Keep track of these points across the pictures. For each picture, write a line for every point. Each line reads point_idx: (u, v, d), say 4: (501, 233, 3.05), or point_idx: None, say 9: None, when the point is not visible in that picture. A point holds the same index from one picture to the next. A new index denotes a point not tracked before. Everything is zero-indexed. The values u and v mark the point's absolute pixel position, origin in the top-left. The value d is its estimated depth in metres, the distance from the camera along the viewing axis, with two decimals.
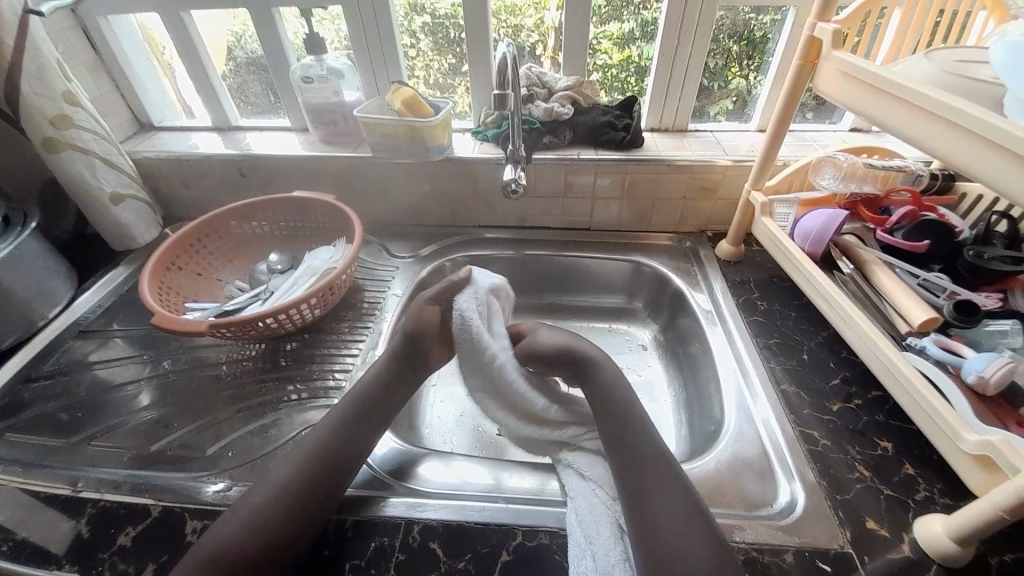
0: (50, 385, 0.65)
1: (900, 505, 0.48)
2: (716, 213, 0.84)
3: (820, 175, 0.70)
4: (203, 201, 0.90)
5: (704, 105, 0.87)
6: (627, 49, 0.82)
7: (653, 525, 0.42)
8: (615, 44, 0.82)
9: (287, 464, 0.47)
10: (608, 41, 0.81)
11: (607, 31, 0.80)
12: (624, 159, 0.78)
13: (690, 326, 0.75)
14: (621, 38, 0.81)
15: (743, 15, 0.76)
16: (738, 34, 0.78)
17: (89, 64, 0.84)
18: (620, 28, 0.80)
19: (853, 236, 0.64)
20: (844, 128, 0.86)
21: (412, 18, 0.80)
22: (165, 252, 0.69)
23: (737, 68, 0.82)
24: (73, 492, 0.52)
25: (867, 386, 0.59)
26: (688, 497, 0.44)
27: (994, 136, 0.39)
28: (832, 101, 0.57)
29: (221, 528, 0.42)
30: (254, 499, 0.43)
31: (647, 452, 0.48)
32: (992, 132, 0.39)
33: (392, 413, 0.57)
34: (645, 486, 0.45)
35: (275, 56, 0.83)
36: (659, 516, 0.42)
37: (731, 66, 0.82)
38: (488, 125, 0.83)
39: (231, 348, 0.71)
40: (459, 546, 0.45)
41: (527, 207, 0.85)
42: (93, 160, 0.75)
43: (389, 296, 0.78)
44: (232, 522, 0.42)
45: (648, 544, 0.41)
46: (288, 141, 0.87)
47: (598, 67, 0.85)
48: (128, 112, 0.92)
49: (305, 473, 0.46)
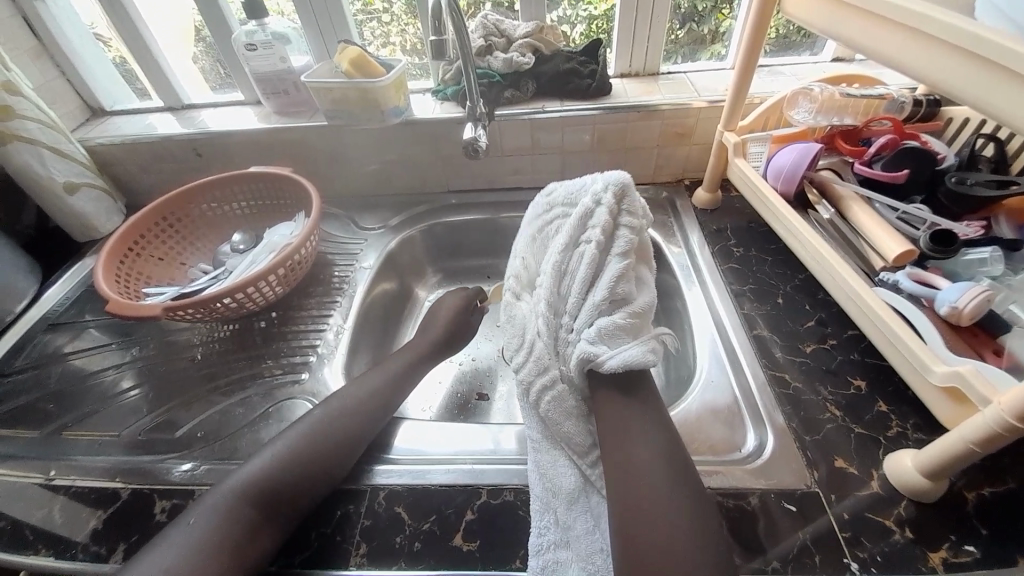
0: (24, 379, 0.66)
1: (872, 442, 0.47)
2: (692, 160, 0.80)
3: (795, 109, 0.67)
4: (164, 184, 0.88)
5: (698, 53, 0.83)
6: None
7: (626, 477, 0.40)
8: None
9: (277, 448, 0.46)
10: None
11: None
12: (592, 108, 0.74)
13: (667, 281, 0.73)
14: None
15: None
16: None
17: (28, 49, 0.80)
18: None
19: (829, 171, 0.61)
20: (825, 59, 0.81)
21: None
22: (122, 238, 0.67)
23: (727, 8, 0.77)
24: (47, 479, 0.54)
25: (844, 326, 0.58)
26: (663, 451, 0.41)
27: (961, 41, 0.36)
28: (809, 26, 0.52)
29: (203, 510, 0.41)
30: (238, 484, 0.43)
31: (613, 407, 0.44)
32: (956, 36, 0.36)
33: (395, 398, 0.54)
34: (612, 439, 0.42)
35: (219, 26, 0.78)
36: (629, 469, 0.40)
37: (721, 7, 0.77)
38: (447, 82, 0.79)
39: (200, 330, 0.70)
40: (425, 509, 0.45)
41: (496, 168, 0.82)
42: (40, 149, 0.72)
43: (358, 270, 0.76)
44: (212, 502, 0.42)
45: (625, 502, 0.39)
46: (243, 115, 0.84)
47: (583, 19, 0.80)
48: (77, 98, 0.88)
49: (294, 458, 0.45)
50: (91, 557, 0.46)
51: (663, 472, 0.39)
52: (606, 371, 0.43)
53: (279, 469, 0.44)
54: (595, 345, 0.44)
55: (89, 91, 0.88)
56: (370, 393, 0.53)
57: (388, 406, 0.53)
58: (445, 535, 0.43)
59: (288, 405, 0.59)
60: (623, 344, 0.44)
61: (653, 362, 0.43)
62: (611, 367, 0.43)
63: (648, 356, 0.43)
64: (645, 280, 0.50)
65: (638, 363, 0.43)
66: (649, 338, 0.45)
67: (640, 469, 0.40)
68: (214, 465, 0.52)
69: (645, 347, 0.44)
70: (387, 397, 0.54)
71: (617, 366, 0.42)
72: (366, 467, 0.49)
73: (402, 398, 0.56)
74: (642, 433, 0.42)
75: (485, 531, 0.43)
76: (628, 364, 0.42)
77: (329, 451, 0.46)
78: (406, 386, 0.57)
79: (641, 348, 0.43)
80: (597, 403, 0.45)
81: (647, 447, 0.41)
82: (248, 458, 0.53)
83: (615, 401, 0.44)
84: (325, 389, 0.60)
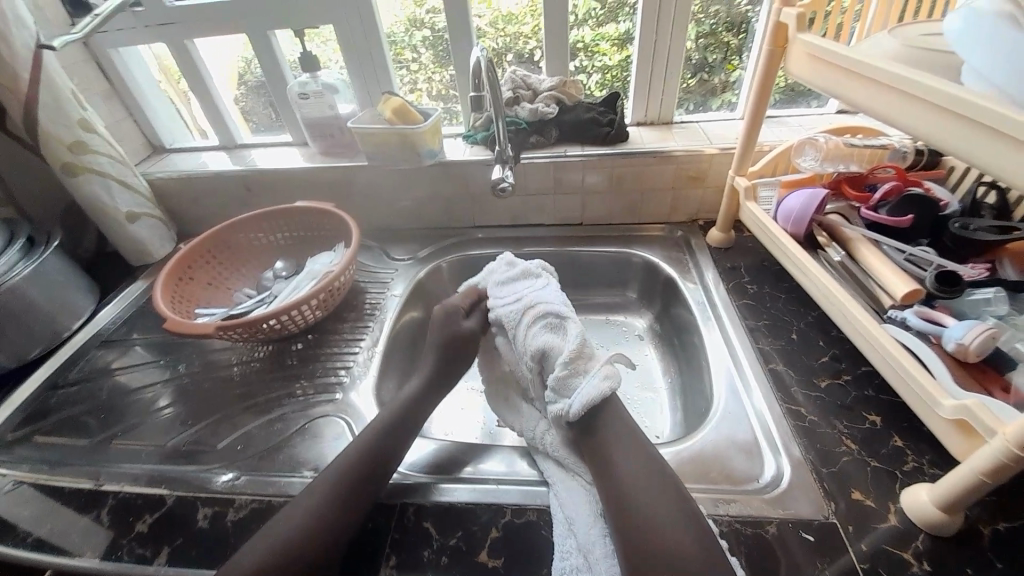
0: (75, 391, 0.70)
1: (888, 475, 0.49)
2: (706, 202, 0.85)
3: (802, 156, 0.71)
4: (213, 215, 0.95)
5: (710, 99, 0.88)
6: (628, 48, 0.83)
7: (623, 498, 0.44)
8: (614, 45, 0.84)
9: (315, 488, 0.47)
10: (608, 41, 0.83)
11: (604, 33, 0.82)
12: (610, 153, 0.80)
13: (683, 315, 0.76)
14: (621, 38, 0.83)
15: (738, 7, 0.78)
16: (738, 27, 0.80)
17: (102, 93, 0.90)
18: (617, 29, 0.82)
19: (837, 215, 0.65)
20: (831, 111, 0.86)
21: (414, 33, 0.84)
22: (177, 263, 0.74)
23: (737, 60, 0.84)
24: (96, 485, 0.57)
25: (857, 362, 0.60)
26: (654, 475, 0.45)
27: (950, 103, 0.40)
28: (809, 84, 0.57)
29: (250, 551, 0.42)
30: (286, 525, 0.44)
31: (605, 436, 0.49)
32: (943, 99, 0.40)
33: (421, 418, 0.58)
34: (609, 467, 0.47)
35: (275, 76, 0.88)
36: (630, 491, 0.44)
37: (731, 59, 0.84)
38: (477, 128, 0.86)
39: (240, 350, 0.74)
40: (452, 524, 0.47)
41: (520, 206, 0.88)
42: (109, 182, 0.80)
43: (389, 298, 0.81)
44: (257, 546, 0.42)
45: (625, 518, 0.43)
46: (290, 154, 0.92)
47: (598, 69, 0.88)
48: (141, 137, 0.97)
49: (332, 493, 0.46)
50: (136, 560, 0.48)
51: (663, 495, 0.43)
52: (575, 419, 0.50)
53: (321, 507, 0.45)
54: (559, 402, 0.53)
55: (153, 131, 0.97)
56: (398, 420, 0.55)
57: (411, 432, 0.55)
58: (471, 551, 0.45)
59: (321, 423, 0.62)
60: (578, 388, 0.52)
61: (610, 388, 0.51)
62: (576, 413, 0.50)
63: (601, 390, 0.51)
64: (569, 325, 0.59)
65: (596, 399, 0.50)
66: (596, 373, 0.52)
67: (637, 494, 0.44)
68: (252, 476, 0.55)
69: (598, 380, 0.51)
70: (411, 425, 0.56)
71: (580, 411, 0.50)
72: (397, 483, 0.52)
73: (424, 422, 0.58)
74: (637, 456, 0.47)
75: (509, 549, 0.45)
76: (585, 404, 0.50)
77: (363, 484, 0.48)
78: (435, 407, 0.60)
79: (594, 386, 0.51)
80: (592, 436, 0.50)
81: (634, 465, 0.46)
82: (283, 472, 0.56)
83: (608, 430, 0.50)
84: (356, 410, 0.64)
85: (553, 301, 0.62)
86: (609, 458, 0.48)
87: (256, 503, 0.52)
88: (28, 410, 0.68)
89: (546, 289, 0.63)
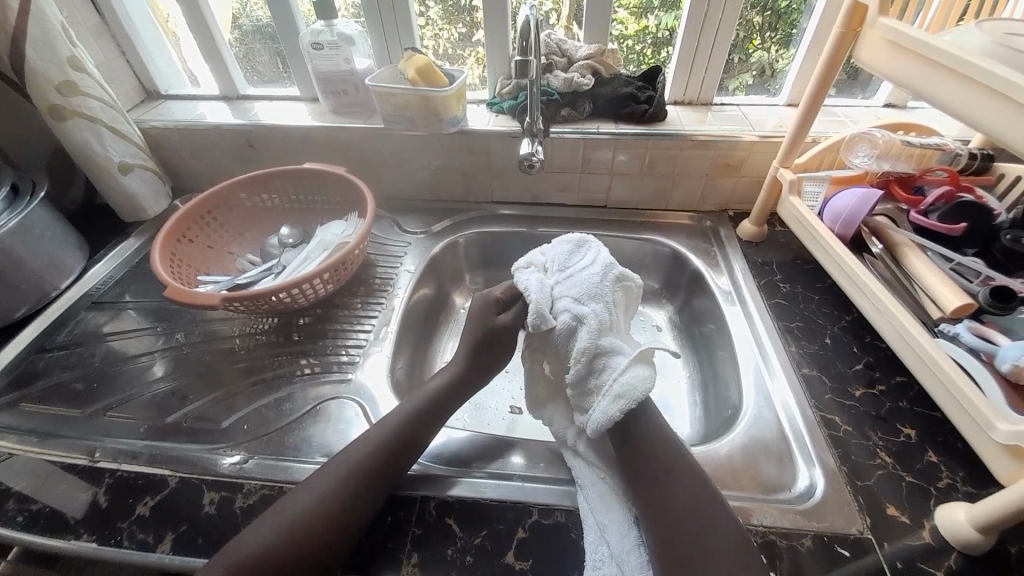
0: (65, 356, 0.66)
1: (922, 493, 0.48)
2: (738, 192, 0.81)
3: (853, 152, 0.67)
4: (212, 172, 0.89)
5: (724, 79, 0.83)
6: (644, 19, 0.79)
7: (666, 512, 0.42)
8: (632, 14, 0.79)
9: (333, 468, 0.45)
10: (625, 10, 0.78)
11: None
12: (646, 134, 0.75)
13: (707, 308, 0.74)
14: (639, 8, 0.78)
15: None
16: (762, 4, 0.74)
17: (93, 29, 0.81)
18: None
19: (884, 217, 0.62)
20: (878, 103, 0.82)
21: None
22: (177, 223, 0.68)
23: (759, 39, 0.78)
24: (91, 461, 0.53)
25: (891, 372, 0.58)
26: (703, 494, 0.43)
27: None
28: (878, 74, 0.53)
29: (260, 528, 0.41)
30: (302, 504, 0.42)
31: (650, 448, 0.47)
32: None
33: (452, 403, 0.56)
34: (654, 478, 0.45)
35: (284, 22, 0.80)
36: (681, 516, 0.42)
37: (754, 38, 0.78)
38: (504, 97, 0.80)
39: (244, 321, 0.70)
40: (476, 522, 0.46)
41: (543, 183, 0.83)
42: (99, 128, 0.73)
43: (402, 273, 0.76)
44: (278, 524, 0.41)
45: (664, 536, 0.41)
46: (297, 110, 0.85)
47: (614, 38, 0.82)
48: (134, 80, 0.89)
49: (346, 475, 0.44)
50: (139, 545, 0.46)
51: (703, 520, 0.41)
52: (592, 437, 0.50)
53: (335, 491, 0.43)
54: (582, 416, 0.52)
55: (146, 74, 0.89)
56: (420, 410, 0.52)
57: (433, 424, 0.52)
58: (497, 552, 0.44)
59: (333, 405, 0.59)
60: (593, 407, 0.51)
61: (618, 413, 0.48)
62: (590, 433, 0.50)
63: (611, 414, 0.48)
64: (586, 328, 0.54)
65: (607, 425, 0.49)
66: (611, 392, 0.50)
67: (683, 511, 0.42)
68: (263, 460, 0.52)
69: (612, 402, 0.49)
70: (433, 413, 0.53)
71: (593, 434, 0.49)
72: (413, 474, 0.49)
73: (450, 415, 0.55)
74: (695, 485, 0.44)
75: (538, 551, 0.44)
76: (595, 431, 0.49)
77: (377, 473, 0.46)
78: (456, 399, 0.56)
79: (604, 410, 0.49)
80: (637, 441, 0.48)
81: (688, 491, 0.43)
82: (297, 456, 0.53)
83: (654, 439, 0.48)
84: (368, 391, 0.60)
85: (575, 295, 0.58)
86: (654, 474, 0.45)
87: (267, 489, 0.50)
88: (15, 374, 0.64)
89: (574, 277, 0.59)
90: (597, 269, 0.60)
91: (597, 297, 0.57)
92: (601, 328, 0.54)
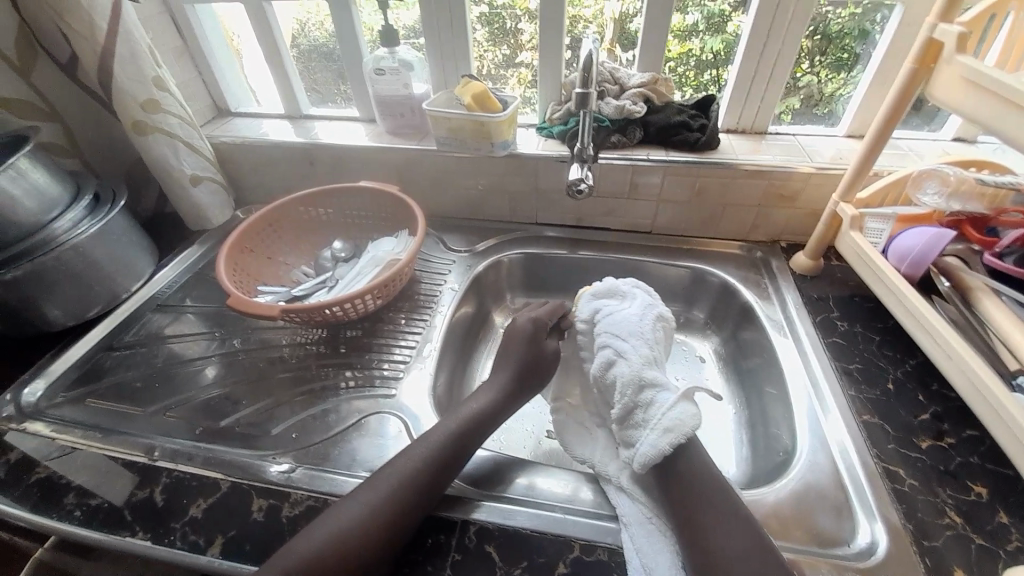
0: (130, 355, 0.70)
1: (995, 557, 0.44)
2: (792, 223, 0.78)
3: (921, 189, 0.65)
4: (271, 185, 0.94)
5: None
6: (688, 42, 0.78)
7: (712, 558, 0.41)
8: (675, 36, 0.78)
9: (377, 482, 0.46)
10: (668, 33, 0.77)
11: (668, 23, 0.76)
12: (697, 161, 0.74)
13: (757, 342, 0.71)
14: (683, 30, 0.77)
15: (821, 9, 0.71)
16: (813, 29, 0.73)
17: (176, 51, 0.88)
18: (682, 19, 0.76)
19: (955, 258, 0.59)
20: (946, 136, 0.78)
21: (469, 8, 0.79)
22: (240, 235, 0.72)
23: (807, 64, 0.76)
24: (149, 459, 0.56)
25: (961, 424, 0.54)
26: (752, 537, 0.42)
27: None
28: (954, 109, 0.50)
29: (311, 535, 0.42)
30: (352, 515, 0.43)
31: (697, 487, 0.46)
32: None
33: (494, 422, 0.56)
34: (700, 518, 0.43)
35: (348, 48, 0.84)
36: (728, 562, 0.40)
37: (800, 62, 0.76)
38: (554, 121, 0.81)
39: (295, 331, 0.73)
40: (516, 552, 0.45)
41: (588, 207, 0.83)
42: (176, 143, 0.78)
43: (446, 290, 0.78)
44: (323, 534, 0.42)
45: None
46: (355, 131, 0.89)
47: None
48: (207, 97, 0.96)
49: (389, 488, 0.45)
50: (190, 547, 0.47)
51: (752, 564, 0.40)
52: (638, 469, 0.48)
53: (381, 505, 0.44)
54: (628, 450, 0.51)
55: (219, 93, 0.96)
56: (461, 429, 0.52)
57: (474, 442, 0.52)
58: None
59: (375, 419, 0.60)
60: (639, 440, 0.50)
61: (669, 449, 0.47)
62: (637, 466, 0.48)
63: (660, 447, 0.48)
64: (625, 364, 0.55)
65: (654, 458, 0.48)
66: (659, 426, 0.49)
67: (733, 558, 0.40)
68: (308, 470, 0.54)
69: (663, 438, 0.48)
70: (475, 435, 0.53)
71: (640, 468, 0.48)
72: (455, 497, 0.49)
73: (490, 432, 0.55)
74: (740, 525, 0.42)
75: None
76: (641, 464, 0.48)
77: (421, 492, 0.46)
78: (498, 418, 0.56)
79: (652, 442, 0.48)
80: (682, 475, 0.47)
81: (733, 533, 0.42)
82: (341, 469, 0.54)
83: (704, 475, 0.46)
84: (410, 408, 0.61)
85: (614, 332, 0.59)
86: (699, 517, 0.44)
87: (312, 501, 0.51)
88: (83, 369, 0.68)
89: (613, 316, 0.61)
90: (635, 308, 0.62)
91: (637, 335, 0.58)
92: (645, 362, 0.55)
